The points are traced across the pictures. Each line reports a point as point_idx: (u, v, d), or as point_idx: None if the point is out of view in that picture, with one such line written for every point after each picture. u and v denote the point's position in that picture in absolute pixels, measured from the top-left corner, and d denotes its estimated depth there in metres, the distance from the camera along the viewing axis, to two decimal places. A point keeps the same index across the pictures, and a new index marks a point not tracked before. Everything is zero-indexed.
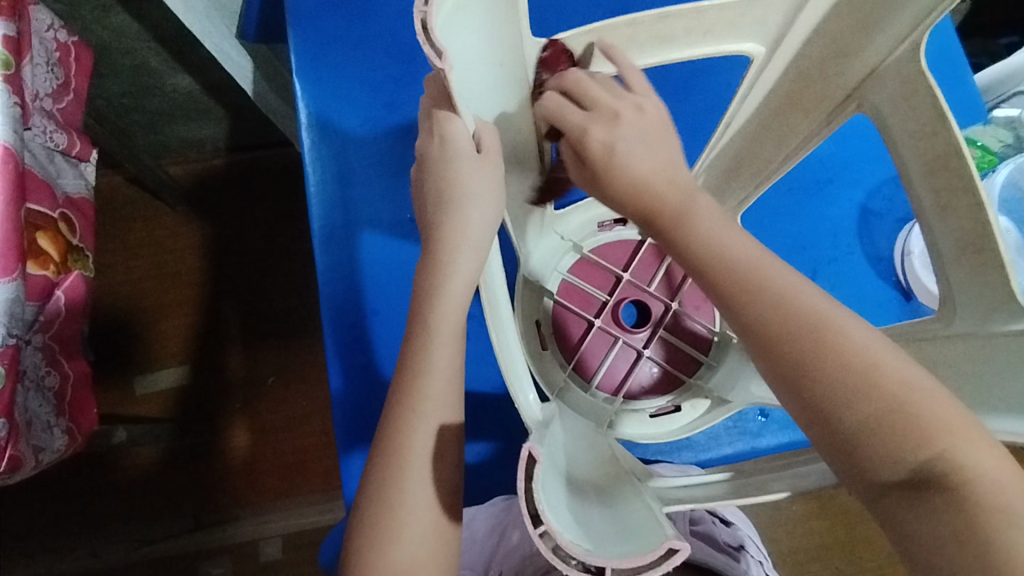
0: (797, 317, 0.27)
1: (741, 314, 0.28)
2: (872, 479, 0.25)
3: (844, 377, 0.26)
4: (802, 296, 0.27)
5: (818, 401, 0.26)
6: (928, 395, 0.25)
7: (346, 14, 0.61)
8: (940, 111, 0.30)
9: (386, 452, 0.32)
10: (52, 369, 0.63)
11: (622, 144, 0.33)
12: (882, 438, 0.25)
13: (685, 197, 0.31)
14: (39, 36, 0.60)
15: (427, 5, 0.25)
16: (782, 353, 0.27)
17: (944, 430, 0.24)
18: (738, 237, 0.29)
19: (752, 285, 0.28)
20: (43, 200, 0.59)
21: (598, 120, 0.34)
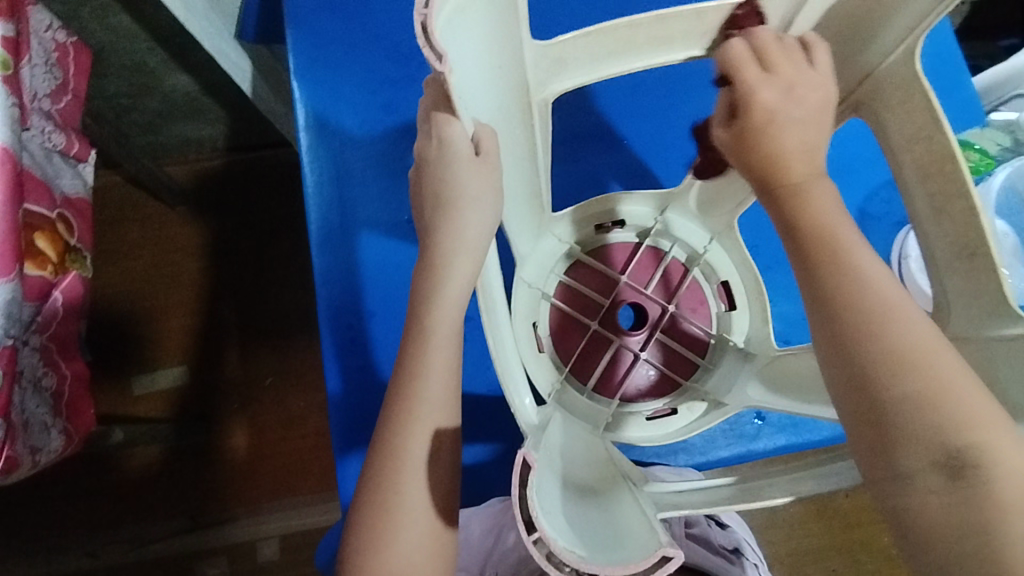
0: (866, 289, 0.27)
1: (815, 280, 0.28)
2: (894, 466, 0.25)
3: (895, 354, 0.25)
4: (871, 273, 0.27)
5: (863, 369, 0.26)
6: (969, 388, 0.25)
7: (344, 16, 0.61)
8: (935, 116, 0.30)
9: (382, 456, 0.32)
10: (50, 370, 0.63)
11: (784, 115, 0.30)
12: (916, 418, 0.24)
13: (806, 172, 0.30)
14: (37, 37, 0.60)
15: (427, 6, 0.25)
16: (844, 321, 0.27)
17: (986, 422, 0.24)
18: (826, 205, 0.29)
19: (825, 253, 0.28)
20: (41, 200, 0.59)
21: (772, 84, 0.31)
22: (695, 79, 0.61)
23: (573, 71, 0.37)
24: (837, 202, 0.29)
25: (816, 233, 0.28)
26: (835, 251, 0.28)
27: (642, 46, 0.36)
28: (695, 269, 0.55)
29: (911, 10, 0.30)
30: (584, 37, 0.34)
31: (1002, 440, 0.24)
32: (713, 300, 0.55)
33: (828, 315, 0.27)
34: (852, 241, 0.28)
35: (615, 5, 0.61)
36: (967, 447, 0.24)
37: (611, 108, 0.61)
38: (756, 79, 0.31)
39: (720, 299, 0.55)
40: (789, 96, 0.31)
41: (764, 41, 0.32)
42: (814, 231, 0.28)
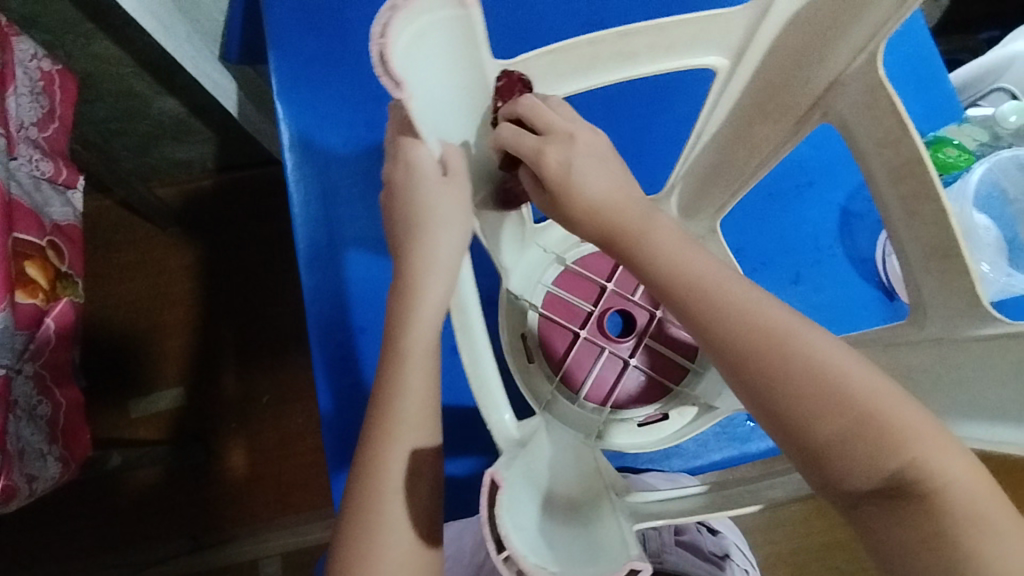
0: (765, 331, 0.27)
1: (708, 332, 0.27)
2: (844, 489, 0.25)
3: (811, 392, 0.25)
4: (764, 309, 0.27)
5: (783, 415, 0.26)
6: (895, 402, 0.25)
7: (326, 36, 0.62)
8: (901, 120, 0.30)
9: (363, 478, 0.32)
10: (44, 398, 0.63)
11: (578, 162, 0.32)
12: (847, 451, 0.25)
13: (645, 217, 0.31)
14: (22, 66, 0.60)
15: (384, 35, 0.27)
16: (753, 370, 0.26)
17: (911, 437, 0.24)
18: (698, 254, 0.29)
19: (713, 301, 0.28)
20: (31, 228, 0.60)
21: (553, 142, 0.33)
22: (672, 89, 0.62)
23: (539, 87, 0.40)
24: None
25: (689, 291, 0.28)
26: (724, 301, 0.27)
27: (609, 59, 0.39)
28: None
29: (873, 16, 0.30)
30: (546, 55, 0.38)
31: (941, 453, 0.24)
32: None
33: (736, 369, 0.27)
34: (737, 286, 0.28)
35: (592, 15, 0.61)
36: (906, 465, 0.24)
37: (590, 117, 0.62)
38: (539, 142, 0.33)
39: None
40: (572, 146, 0.33)
41: (530, 109, 0.35)
42: (687, 291, 0.28)
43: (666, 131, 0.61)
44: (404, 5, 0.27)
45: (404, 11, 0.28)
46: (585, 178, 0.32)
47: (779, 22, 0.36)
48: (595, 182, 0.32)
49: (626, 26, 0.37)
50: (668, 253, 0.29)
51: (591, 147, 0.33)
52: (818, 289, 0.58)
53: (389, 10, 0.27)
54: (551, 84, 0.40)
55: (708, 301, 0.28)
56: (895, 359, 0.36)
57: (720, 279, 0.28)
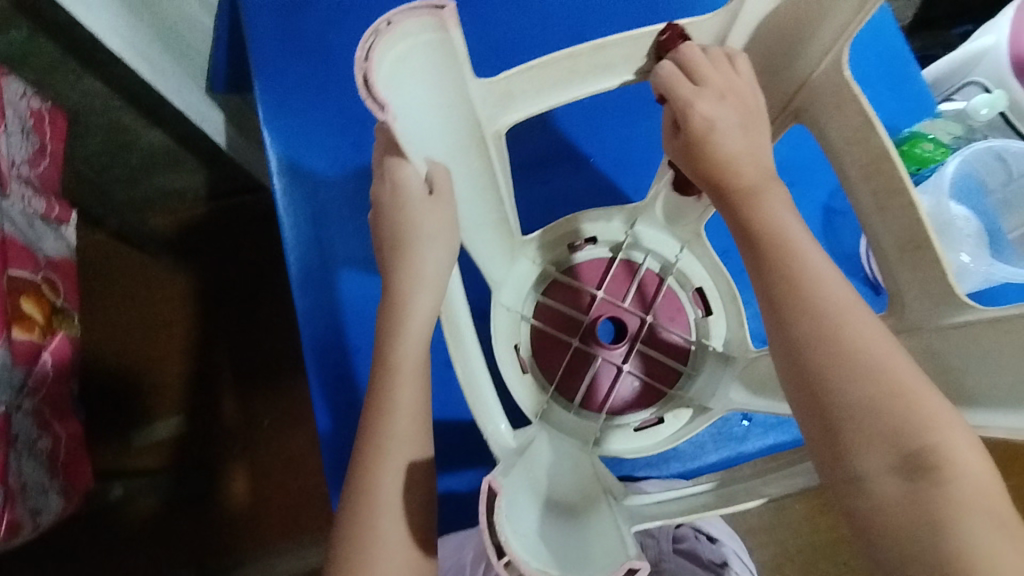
0: (818, 299, 0.28)
1: (771, 284, 0.29)
2: (857, 467, 0.26)
3: (851, 362, 0.27)
4: (823, 278, 0.29)
5: (815, 378, 0.27)
6: (927, 392, 0.26)
7: (310, 62, 0.63)
8: (868, 118, 0.32)
9: (357, 494, 0.32)
10: (45, 432, 0.63)
11: (723, 123, 0.32)
12: (869, 422, 0.26)
13: (761, 179, 0.32)
14: (13, 105, 0.61)
15: (367, 60, 0.28)
16: (796, 332, 0.28)
17: (934, 427, 0.25)
18: (787, 215, 0.31)
19: (784, 257, 0.29)
20: (26, 265, 0.60)
21: (705, 96, 0.33)
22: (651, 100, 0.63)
23: (523, 101, 0.38)
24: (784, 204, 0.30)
25: (779, 247, 0.30)
26: (794, 261, 0.29)
27: (592, 70, 0.37)
28: (669, 279, 0.56)
29: (835, 20, 0.31)
30: (528, 71, 0.36)
31: (960, 444, 0.25)
32: (690, 307, 0.56)
33: (782, 326, 0.28)
34: (806, 248, 0.30)
35: (569, 30, 0.63)
36: (925, 449, 0.25)
37: (573, 129, 0.63)
38: (693, 95, 0.33)
39: (696, 305, 0.56)
40: (724, 107, 0.33)
41: (690, 57, 0.34)
42: (769, 242, 0.30)
43: (647, 137, 0.62)
44: (385, 30, 0.29)
45: (386, 36, 0.29)
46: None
47: (752, 21, 0.35)
48: (733, 145, 0.32)
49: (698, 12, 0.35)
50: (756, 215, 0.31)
51: (733, 112, 0.33)
52: None
53: (372, 35, 0.28)
54: (535, 97, 0.39)
55: (782, 256, 0.29)
56: None
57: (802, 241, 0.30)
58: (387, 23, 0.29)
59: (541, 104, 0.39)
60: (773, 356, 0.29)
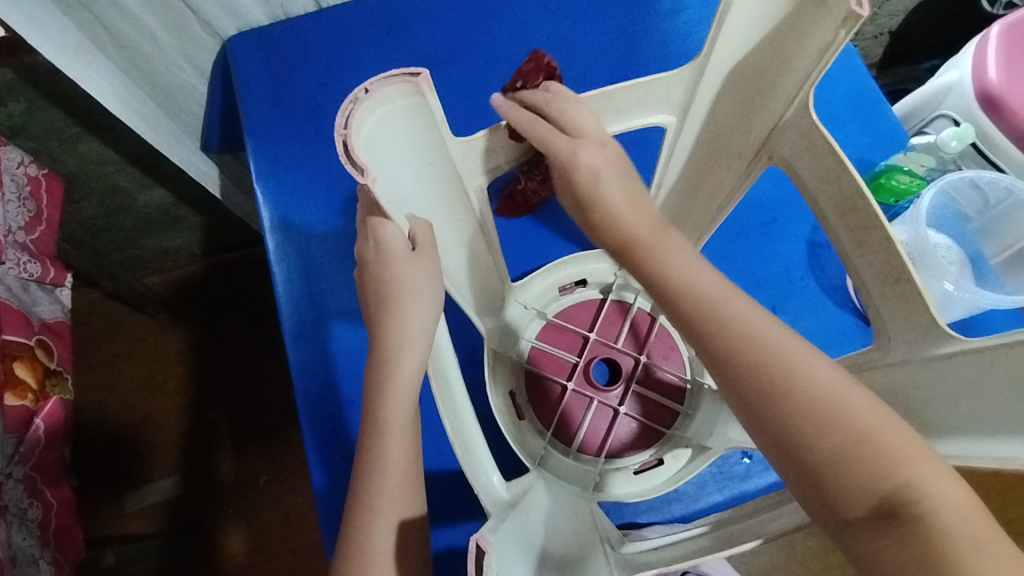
0: (765, 356, 0.28)
1: (712, 348, 0.29)
2: (840, 513, 0.25)
3: (809, 414, 0.26)
4: (766, 334, 0.28)
5: (783, 432, 0.27)
6: (888, 426, 0.25)
7: (299, 122, 0.65)
8: (839, 159, 0.32)
9: (347, 557, 0.32)
10: (35, 501, 0.62)
11: (605, 171, 0.35)
12: (844, 472, 0.25)
13: (658, 229, 0.33)
14: (9, 174, 0.63)
15: (347, 128, 0.29)
16: (751, 388, 0.28)
17: (908, 461, 0.24)
18: (700, 269, 0.31)
19: (716, 323, 0.29)
20: (19, 330, 0.61)
21: (585, 145, 0.35)
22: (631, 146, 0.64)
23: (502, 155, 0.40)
24: None
25: (701, 308, 0.29)
26: (719, 325, 0.29)
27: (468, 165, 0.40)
28: (660, 317, 0.56)
29: (801, 68, 0.32)
30: (505, 129, 0.38)
31: (935, 474, 0.24)
32: (683, 345, 0.56)
33: (736, 385, 0.28)
34: (736, 304, 0.29)
35: None
36: (900, 487, 0.24)
37: None
38: (573, 144, 0.35)
39: (688, 343, 0.56)
40: (602, 154, 0.35)
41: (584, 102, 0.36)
42: (698, 307, 0.30)
43: None
44: (364, 97, 0.30)
45: (365, 103, 0.30)
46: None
47: (699, 117, 0.41)
48: (614, 192, 0.34)
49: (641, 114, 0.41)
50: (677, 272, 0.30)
51: (607, 161, 0.35)
52: (795, 319, 0.59)
53: (351, 103, 0.30)
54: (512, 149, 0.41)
55: (713, 317, 0.29)
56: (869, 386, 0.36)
57: (720, 299, 0.30)
58: (366, 90, 0.30)
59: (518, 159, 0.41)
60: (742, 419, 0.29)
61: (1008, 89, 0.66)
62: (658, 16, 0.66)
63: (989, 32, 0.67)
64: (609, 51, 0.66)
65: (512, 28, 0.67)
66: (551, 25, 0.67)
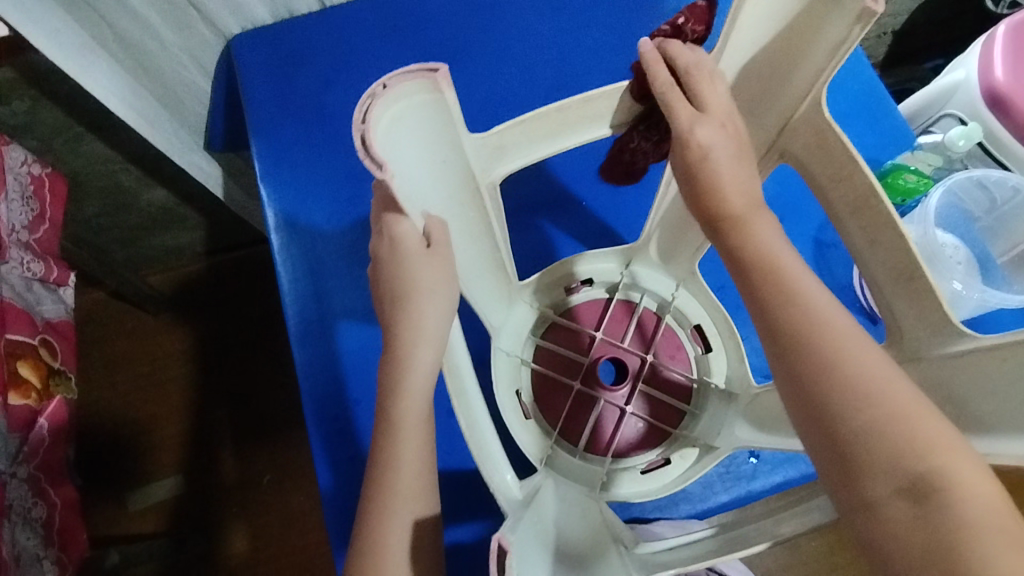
0: (817, 329, 0.27)
1: (768, 315, 0.29)
2: (864, 491, 0.25)
3: (851, 390, 0.26)
4: (819, 308, 0.28)
5: (820, 405, 0.27)
6: (928, 413, 0.25)
7: (305, 120, 0.65)
8: (852, 157, 0.32)
9: (363, 554, 0.32)
10: (39, 500, 0.62)
11: (717, 151, 0.32)
12: (875, 450, 0.25)
13: (748, 204, 0.32)
14: (13, 173, 0.62)
15: (365, 122, 0.30)
16: (797, 359, 0.27)
17: (942, 448, 0.24)
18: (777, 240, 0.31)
19: (780, 291, 0.29)
20: (23, 330, 0.60)
21: (703, 121, 0.33)
22: None
23: (515, 153, 0.40)
24: (765, 239, 0.31)
25: (772, 288, 0.29)
26: (784, 294, 0.29)
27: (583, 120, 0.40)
28: (667, 317, 0.56)
29: (815, 65, 0.32)
30: (518, 126, 0.38)
31: (968, 465, 0.24)
32: (689, 344, 0.56)
33: (784, 356, 0.28)
34: (799, 277, 0.29)
35: (557, 82, 0.65)
36: (930, 471, 0.24)
37: (564, 174, 0.64)
38: (690, 118, 0.33)
39: (695, 342, 0.56)
40: (717, 132, 0.33)
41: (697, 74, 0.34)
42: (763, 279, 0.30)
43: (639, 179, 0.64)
44: (382, 92, 0.31)
45: (382, 98, 0.31)
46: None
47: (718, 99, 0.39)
48: (724, 169, 0.32)
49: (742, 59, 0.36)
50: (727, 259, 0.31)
51: (720, 140, 0.33)
52: None
53: (368, 99, 0.30)
54: (526, 147, 0.40)
55: (775, 287, 0.29)
56: None
57: (791, 272, 0.29)
58: (383, 86, 0.31)
59: (530, 156, 0.41)
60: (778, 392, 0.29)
61: (1014, 88, 0.66)
62: (664, 15, 0.66)
63: (995, 31, 0.66)
64: (616, 50, 0.66)
65: (518, 27, 0.67)
66: (557, 24, 0.67)
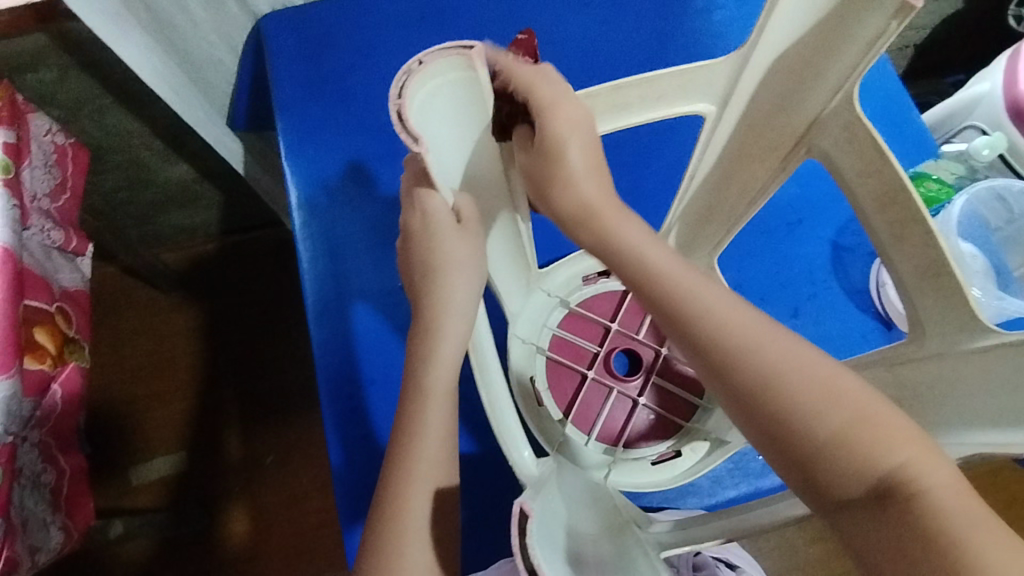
0: (749, 346, 0.27)
1: (695, 342, 0.28)
2: (834, 495, 0.25)
3: (798, 401, 0.26)
4: (746, 324, 0.28)
5: (772, 422, 0.26)
6: (881, 410, 0.25)
7: (330, 100, 0.65)
8: (882, 152, 0.32)
9: (384, 519, 0.32)
10: (48, 465, 0.62)
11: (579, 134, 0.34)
12: (839, 456, 0.25)
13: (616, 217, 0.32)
14: (38, 141, 0.63)
15: (400, 97, 0.31)
16: (736, 379, 0.27)
17: (900, 444, 0.24)
18: (664, 255, 0.31)
19: (694, 316, 0.28)
20: (40, 296, 0.61)
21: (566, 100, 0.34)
22: (660, 139, 0.63)
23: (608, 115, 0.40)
24: None
25: (684, 316, 0.28)
26: (698, 314, 0.28)
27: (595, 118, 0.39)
28: None
29: (848, 59, 0.32)
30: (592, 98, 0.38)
31: (929, 455, 0.24)
32: None
33: (722, 376, 0.27)
34: (712, 296, 0.29)
35: (580, 75, 0.66)
36: (896, 471, 0.24)
37: None
38: (552, 98, 0.34)
39: None
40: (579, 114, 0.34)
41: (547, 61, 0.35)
42: (680, 308, 0.29)
43: (661, 173, 0.63)
44: (417, 68, 0.31)
45: (417, 75, 0.31)
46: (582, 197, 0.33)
47: (740, 105, 0.40)
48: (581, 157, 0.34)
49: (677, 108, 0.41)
50: (660, 266, 0.30)
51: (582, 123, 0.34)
52: (818, 321, 0.59)
53: (404, 74, 0.31)
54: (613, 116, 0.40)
55: (698, 318, 0.28)
56: (900, 381, 0.37)
57: (696, 289, 0.29)
58: (419, 62, 0.32)
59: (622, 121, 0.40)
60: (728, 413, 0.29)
61: None
62: (691, 15, 0.67)
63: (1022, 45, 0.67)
64: (641, 47, 0.66)
65: (543, 20, 0.67)
66: (584, 18, 0.67)
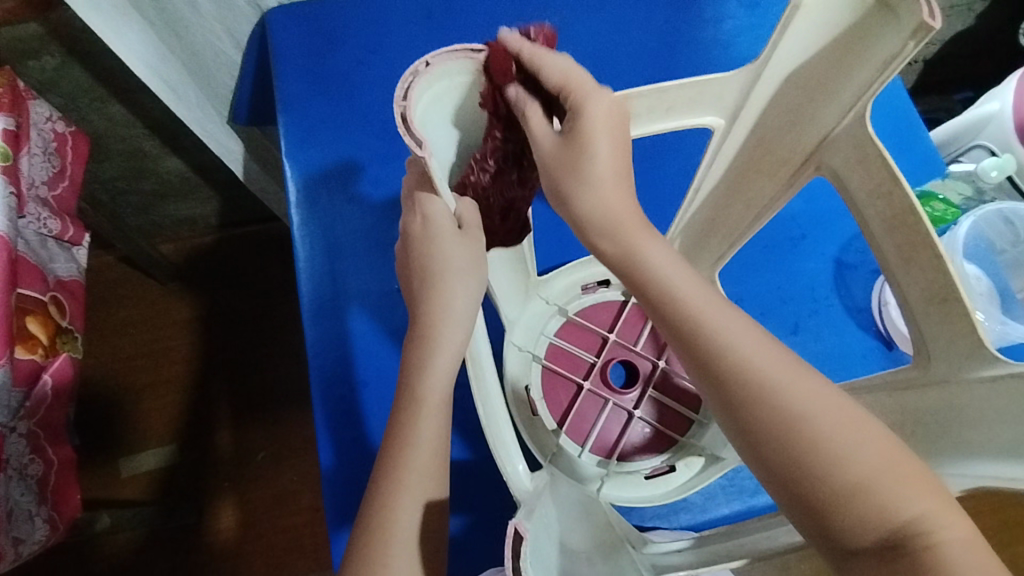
0: (767, 384, 0.27)
1: (712, 372, 0.28)
2: (843, 542, 0.25)
3: (814, 442, 0.25)
4: (763, 360, 0.27)
5: (785, 461, 0.26)
6: (897, 458, 0.25)
7: (334, 99, 0.64)
8: (893, 173, 0.32)
9: (371, 530, 0.32)
10: (36, 457, 0.61)
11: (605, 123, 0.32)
12: (854, 502, 0.24)
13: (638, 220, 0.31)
14: (37, 128, 0.62)
15: (405, 100, 0.30)
16: (750, 416, 0.27)
17: (917, 495, 0.24)
18: (683, 276, 0.30)
19: (712, 349, 0.28)
20: (34, 284, 0.60)
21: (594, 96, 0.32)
22: (665, 149, 0.63)
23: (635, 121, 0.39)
24: None
25: (710, 346, 0.28)
26: (716, 344, 0.28)
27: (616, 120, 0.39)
28: None
29: (863, 76, 0.32)
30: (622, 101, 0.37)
31: (942, 508, 0.24)
32: None
33: (735, 411, 0.27)
34: (730, 327, 0.28)
35: None
36: (910, 522, 0.23)
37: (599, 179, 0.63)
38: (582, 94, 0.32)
39: None
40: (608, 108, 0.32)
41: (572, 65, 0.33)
42: (706, 337, 0.28)
43: (665, 182, 0.62)
44: (423, 70, 0.31)
45: (423, 76, 0.31)
46: (596, 204, 0.32)
47: (747, 124, 0.40)
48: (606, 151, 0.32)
49: (685, 120, 0.40)
50: (679, 290, 0.29)
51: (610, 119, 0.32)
52: (818, 338, 0.58)
53: (410, 76, 0.31)
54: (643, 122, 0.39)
55: (715, 351, 0.28)
56: (903, 406, 0.36)
57: (714, 317, 0.28)
58: (426, 64, 0.31)
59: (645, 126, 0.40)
60: (737, 445, 0.28)
61: None
62: (700, 23, 0.66)
63: None
64: (649, 53, 0.65)
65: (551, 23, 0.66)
66: (592, 23, 0.66)
